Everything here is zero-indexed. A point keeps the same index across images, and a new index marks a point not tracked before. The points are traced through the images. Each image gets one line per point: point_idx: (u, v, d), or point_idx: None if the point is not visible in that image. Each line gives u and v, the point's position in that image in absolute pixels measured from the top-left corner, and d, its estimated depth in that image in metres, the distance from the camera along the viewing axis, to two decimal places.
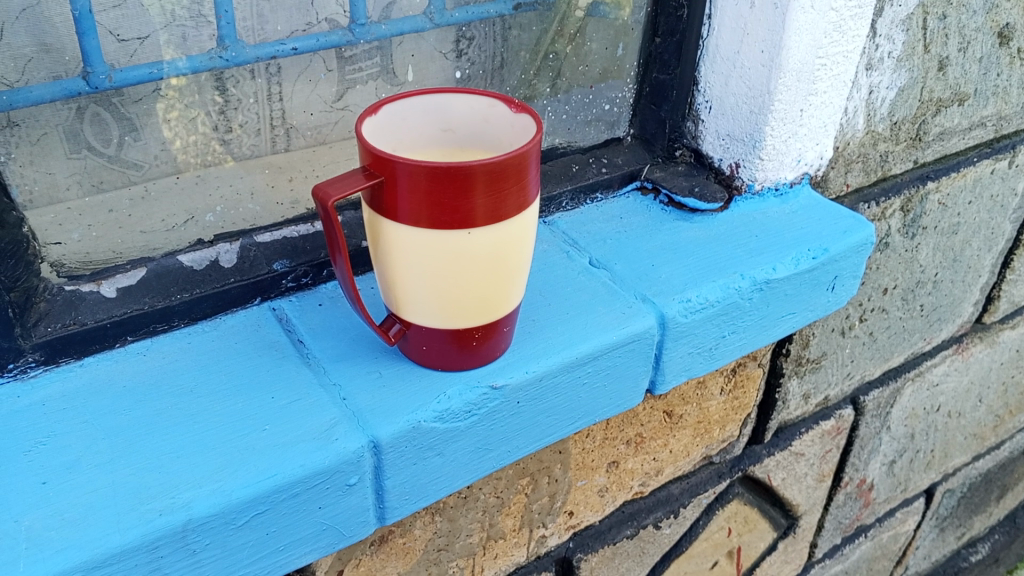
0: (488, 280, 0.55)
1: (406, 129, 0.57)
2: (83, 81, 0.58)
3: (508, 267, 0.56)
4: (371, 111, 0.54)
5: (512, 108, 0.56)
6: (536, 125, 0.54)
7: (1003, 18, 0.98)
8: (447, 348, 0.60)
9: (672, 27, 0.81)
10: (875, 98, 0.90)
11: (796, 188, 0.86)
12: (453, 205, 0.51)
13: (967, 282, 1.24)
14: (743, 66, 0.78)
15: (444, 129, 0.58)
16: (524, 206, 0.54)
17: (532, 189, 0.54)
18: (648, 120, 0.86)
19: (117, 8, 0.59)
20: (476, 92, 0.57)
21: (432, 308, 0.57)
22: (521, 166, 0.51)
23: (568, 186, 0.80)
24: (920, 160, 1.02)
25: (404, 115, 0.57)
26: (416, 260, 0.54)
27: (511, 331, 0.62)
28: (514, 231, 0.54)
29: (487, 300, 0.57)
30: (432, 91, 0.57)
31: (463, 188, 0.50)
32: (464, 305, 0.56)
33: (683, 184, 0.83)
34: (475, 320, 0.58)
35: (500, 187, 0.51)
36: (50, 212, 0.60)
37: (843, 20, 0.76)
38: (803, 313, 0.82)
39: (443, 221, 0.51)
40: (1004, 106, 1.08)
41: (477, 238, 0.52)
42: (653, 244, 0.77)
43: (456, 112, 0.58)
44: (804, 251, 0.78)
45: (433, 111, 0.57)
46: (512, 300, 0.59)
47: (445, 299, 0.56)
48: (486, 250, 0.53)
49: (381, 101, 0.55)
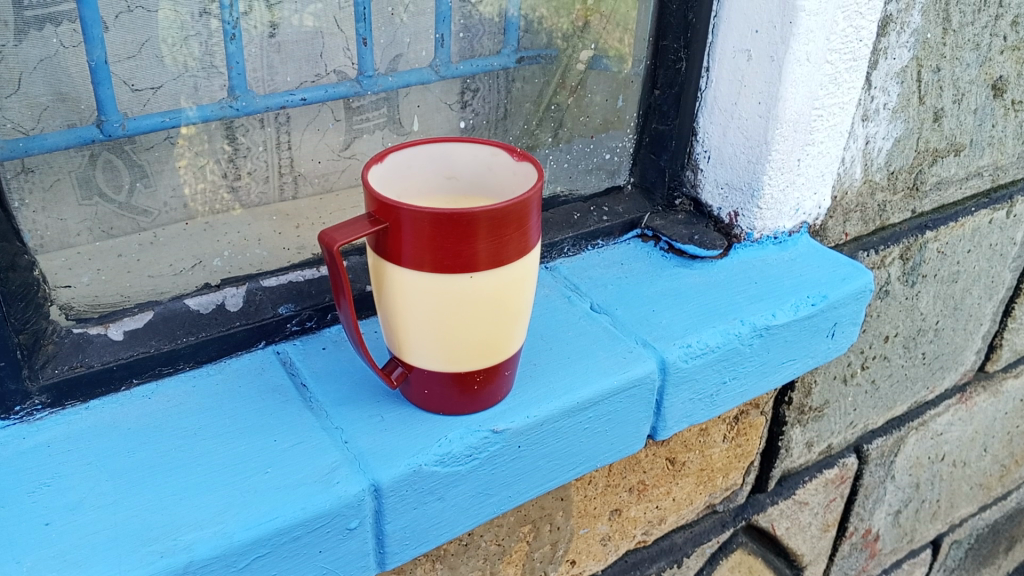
0: (489, 323, 0.56)
1: (411, 176, 0.58)
2: (98, 129, 0.61)
3: (510, 311, 0.57)
4: (377, 159, 0.56)
5: (514, 156, 0.57)
6: (538, 172, 0.55)
7: (996, 71, 1.00)
8: (449, 391, 0.60)
9: (671, 80, 0.82)
10: (871, 149, 0.92)
11: (795, 237, 0.87)
12: (455, 250, 0.52)
13: (968, 330, 1.25)
14: (741, 117, 0.79)
15: (448, 176, 0.59)
16: (525, 251, 0.55)
17: (534, 234, 0.55)
18: (649, 169, 0.88)
19: (131, 59, 0.60)
20: (479, 141, 0.59)
21: (435, 351, 0.57)
22: (522, 212, 0.52)
23: (570, 232, 0.81)
24: (918, 210, 1.04)
25: (410, 163, 0.58)
26: (422, 304, 0.55)
27: (513, 375, 0.63)
28: (515, 276, 0.55)
29: (489, 343, 0.57)
30: (437, 140, 0.58)
31: (466, 234, 0.51)
32: (466, 348, 0.57)
33: (683, 232, 0.84)
34: (476, 363, 0.58)
35: (502, 231, 0.52)
36: (61, 256, 0.62)
37: (838, 73, 0.78)
38: (804, 360, 0.83)
39: (446, 266, 0.52)
40: (1000, 156, 1.10)
41: (479, 282, 0.53)
42: (654, 290, 0.78)
43: (460, 160, 0.59)
44: (803, 298, 0.79)
45: (437, 160, 0.59)
46: (513, 344, 0.59)
47: (446, 342, 0.56)
48: (488, 294, 0.54)
49: (387, 148, 0.57)
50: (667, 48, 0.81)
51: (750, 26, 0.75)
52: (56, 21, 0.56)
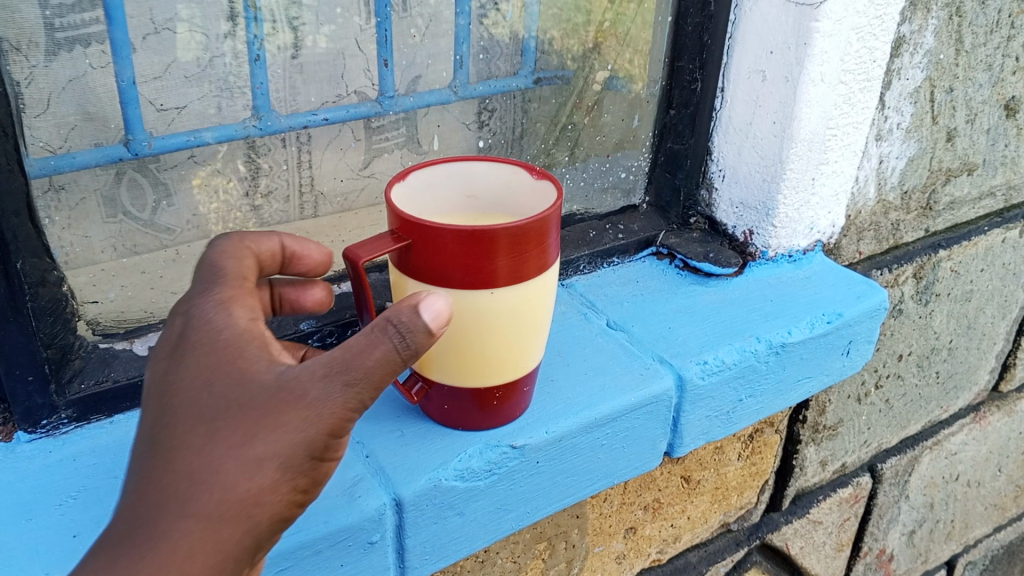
0: (509, 339, 0.57)
1: (432, 195, 0.59)
2: (124, 147, 0.62)
3: (529, 327, 0.57)
4: (400, 177, 0.57)
5: (533, 174, 0.58)
6: (557, 190, 0.56)
7: (1008, 91, 1.01)
8: (467, 406, 0.61)
9: (686, 100, 0.84)
10: (885, 168, 0.93)
11: (809, 255, 0.87)
12: (476, 266, 0.52)
13: (982, 350, 1.25)
14: (755, 137, 0.80)
15: (468, 194, 0.60)
16: (545, 268, 0.56)
17: (553, 251, 0.56)
18: (663, 188, 0.88)
19: (158, 80, 0.62)
20: (499, 160, 0.60)
21: (455, 366, 0.58)
22: (542, 230, 0.53)
23: (586, 250, 0.82)
24: (931, 229, 1.05)
25: (431, 182, 0.59)
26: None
27: (530, 392, 0.63)
28: (534, 292, 0.56)
29: (508, 359, 0.58)
30: (457, 159, 0.59)
31: (487, 250, 0.52)
32: (486, 364, 0.57)
33: (698, 249, 0.85)
34: (495, 379, 0.59)
35: (523, 248, 0.53)
36: (87, 272, 0.63)
37: (852, 93, 0.79)
38: (819, 378, 0.83)
39: (468, 282, 0.53)
40: (1013, 176, 1.11)
41: (499, 298, 0.54)
42: (670, 307, 0.79)
43: (480, 179, 0.60)
44: (818, 315, 0.79)
45: (458, 179, 0.60)
46: (532, 360, 0.60)
47: (465, 358, 0.57)
48: (509, 310, 0.55)
49: (409, 167, 0.58)
50: (682, 69, 0.82)
51: (765, 47, 0.76)
52: (85, 42, 0.58)
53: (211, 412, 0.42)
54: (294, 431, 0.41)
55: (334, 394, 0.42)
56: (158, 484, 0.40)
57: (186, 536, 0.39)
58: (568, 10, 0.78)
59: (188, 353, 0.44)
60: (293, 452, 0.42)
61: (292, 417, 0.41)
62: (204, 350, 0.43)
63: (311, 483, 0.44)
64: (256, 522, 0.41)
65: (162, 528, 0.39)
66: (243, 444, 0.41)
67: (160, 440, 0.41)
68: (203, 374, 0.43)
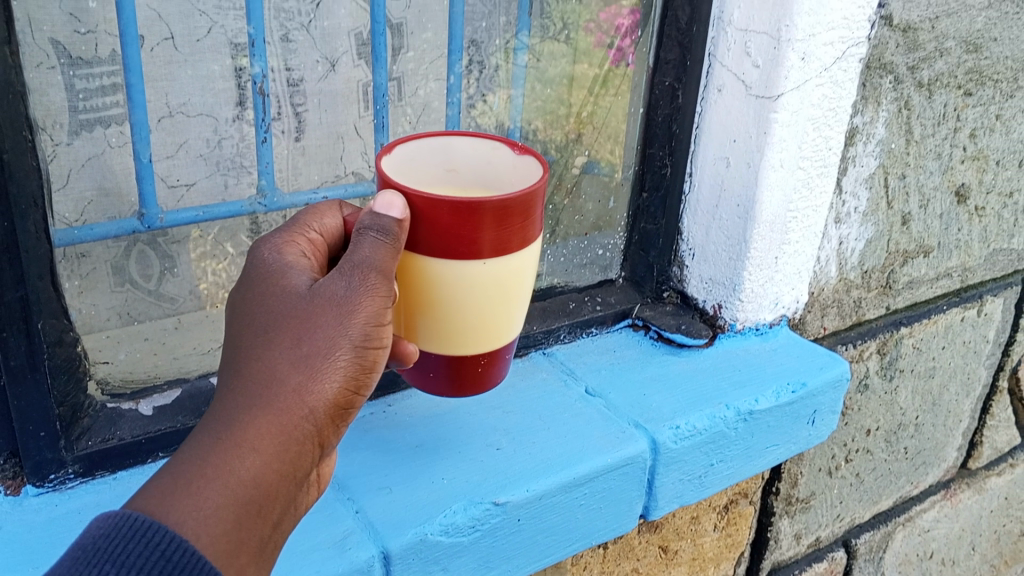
0: (495, 308, 0.54)
1: (413, 169, 0.57)
2: (139, 220, 0.69)
3: (513, 297, 0.55)
4: (385, 149, 0.54)
5: (515, 151, 0.56)
6: (541, 166, 0.54)
7: (959, 179, 1.08)
8: (448, 377, 0.57)
9: (657, 183, 0.90)
10: (845, 249, 0.99)
11: (775, 328, 0.93)
12: (464, 237, 0.50)
13: (948, 426, 1.29)
14: (722, 218, 0.86)
15: (448, 169, 0.58)
16: (532, 239, 0.54)
17: (537, 226, 0.54)
18: (638, 264, 0.94)
19: (169, 159, 0.70)
20: (480, 135, 0.57)
21: (439, 336, 0.55)
22: (530, 201, 0.51)
23: (566, 321, 0.86)
24: (892, 307, 1.11)
25: (414, 155, 0.57)
26: (433, 290, 0.53)
27: (511, 364, 0.60)
28: (523, 263, 0.54)
29: (493, 328, 0.55)
30: (438, 133, 0.57)
31: (477, 220, 0.49)
32: (470, 335, 0.55)
33: (671, 322, 0.90)
34: (479, 348, 0.56)
35: (510, 221, 0.50)
36: (92, 339, 0.67)
37: (810, 178, 0.85)
38: (786, 445, 0.87)
39: (456, 251, 0.51)
40: (967, 259, 1.17)
41: (490, 268, 0.52)
42: (645, 375, 0.83)
43: (462, 154, 0.58)
44: (784, 385, 0.84)
45: (440, 153, 0.57)
46: (514, 331, 0.57)
47: (450, 327, 0.54)
48: (494, 280, 0.52)
49: (393, 141, 0.55)
50: (654, 155, 0.89)
51: (728, 136, 0.83)
52: (106, 123, 0.66)
53: (265, 322, 0.48)
54: (337, 327, 0.47)
55: (364, 298, 0.48)
56: (232, 384, 0.47)
57: (258, 423, 0.46)
58: (551, 102, 0.87)
59: (244, 281, 0.50)
60: (338, 342, 0.48)
61: (333, 314, 0.48)
62: (256, 276, 0.50)
63: (358, 374, 0.49)
64: (314, 407, 0.47)
65: (237, 417, 0.45)
66: (294, 344, 0.47)
67: (230, 355, 0.48)
68: (254, 295, 0.49)
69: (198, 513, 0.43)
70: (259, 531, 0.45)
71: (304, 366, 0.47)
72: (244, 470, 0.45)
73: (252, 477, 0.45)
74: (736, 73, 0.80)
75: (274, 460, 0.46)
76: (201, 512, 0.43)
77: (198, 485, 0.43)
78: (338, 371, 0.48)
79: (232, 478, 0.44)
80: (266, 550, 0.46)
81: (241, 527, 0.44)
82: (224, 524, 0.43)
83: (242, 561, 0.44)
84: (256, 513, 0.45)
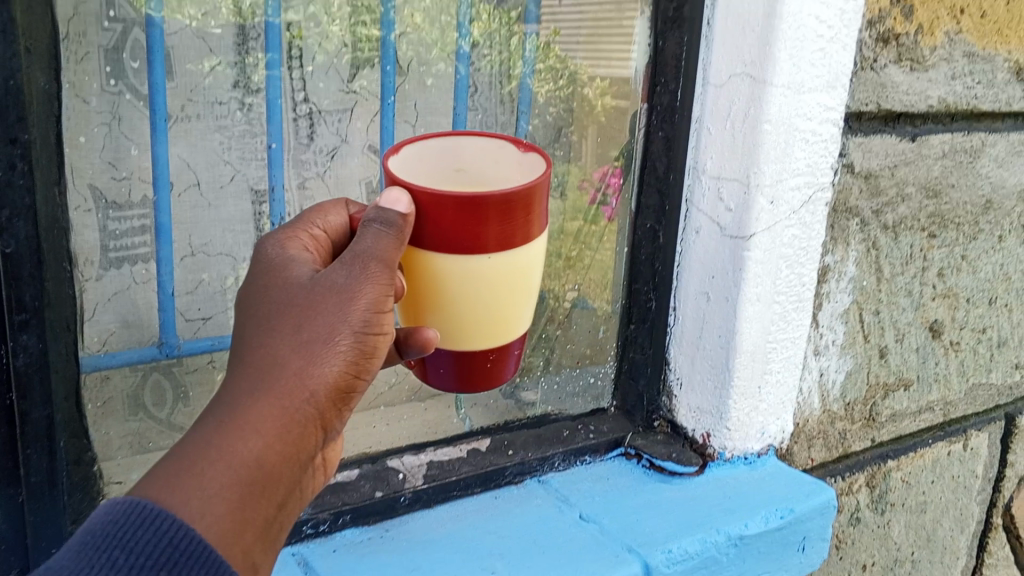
0: (500, 302, 0.59)
1: (424, 168, 0.63)
2: (158, 348, 0.75)
3: (520, 290, 0.60)
4: (394, 148, 0.60)
5: (519, 148, 0.62)
6: (543, 159, 0.59)
7: (931, 315, 1.14)
8: (458, 371, 0.63)
9: (643, 315, 0.96)
10: (826, 380, 1.04)
11: (763, 457, 0.96)
12: (472, 232, 0.55)
13: (945, 563, 1.29)
14: (705, 348, 0.91)
15: (457, 169, 0.65)
16: (534, 236, 0.59)
17: (540, 220, 0.59)
18: (628, 392, 0.98)
19: (189, 294, 0.77)
20: (485, 135, 0.64)
21: (452, 329, 0.60)
22: (532, 194, 0.56)
23: (560, 447, 0.90)
24: (878, 439, 1.14)
25: (424, 156, 0.63)
26: (442, 287, 0.58)
27: (518, 356, 0.66)
28: (525, 259, 0.59)
29: (503, 320, 0.61)
30: (447, 135, 0.63)
31: (482, 218, 0.55)
32: (482, 327, 0.60)
33: (662, 450, 0.93)
34: (490, 341, 0.61)
35: (512, 215, 0.56)
36: (105, 464, 0.69)
37: (786, 312, 0.91)
38: (778, 573, 0.88)
39: (465, 247, 0.56)
40: (948, 392, 1.21)
41: (495, 263, 0.57)
42: (638, 501, 0.85)
43: (468, 154, 0.64)
44: (772, 510, 0.86)
45: (448, 155, 0.64)
46: (521, 322, 0.63)
47: (458, 321, 0.60)
48: (501, 275, 0.58)
49: (404, 143, 0.61)
50: (639, 290, 0.95)
51: (707, 273, 0.89)
52: (133, 260, 0.72)
53: (267, 314, 0.51)
54: (335, 314, 0.51)
55: (361, 290, 0.52)
56: (236, 372, 0.50)
57: (261, 406, 0.48)
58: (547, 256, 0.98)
59: (248, 278, 0.54)
60: (337, 329, 0.51)
61: (333, 303, 0.51)
62: (259, 275, 0.54)
63: (357, 358, 0.52)
64: (314, 389, 0.50)
65: (241, 400, 0.48)
66: (294, 333, 0.50)
67: (235, 344, 0.51)
68: (259, 286, 0.53)
69: (202, 491, 0.45)
70: (262, 509, 0.48)
71: (303, 351, 0.50)
72: (248, 450, 0.47)
73: (256, 456, 0.47)
74: (711, 215, 0.87)
75: (277, 440, 0.48)
76: (205, 490, 0.45)
77: (201, 465, 0.45)
78: (336, 356, 0.51)
79: (235, 457, 0.46)
80: (269, 525, 0.49)
81: (246, 503, 0.47)
82: (229, 500, 0.46)
83: (247, 537, 0.46)
84: (260, 490, 0.47)
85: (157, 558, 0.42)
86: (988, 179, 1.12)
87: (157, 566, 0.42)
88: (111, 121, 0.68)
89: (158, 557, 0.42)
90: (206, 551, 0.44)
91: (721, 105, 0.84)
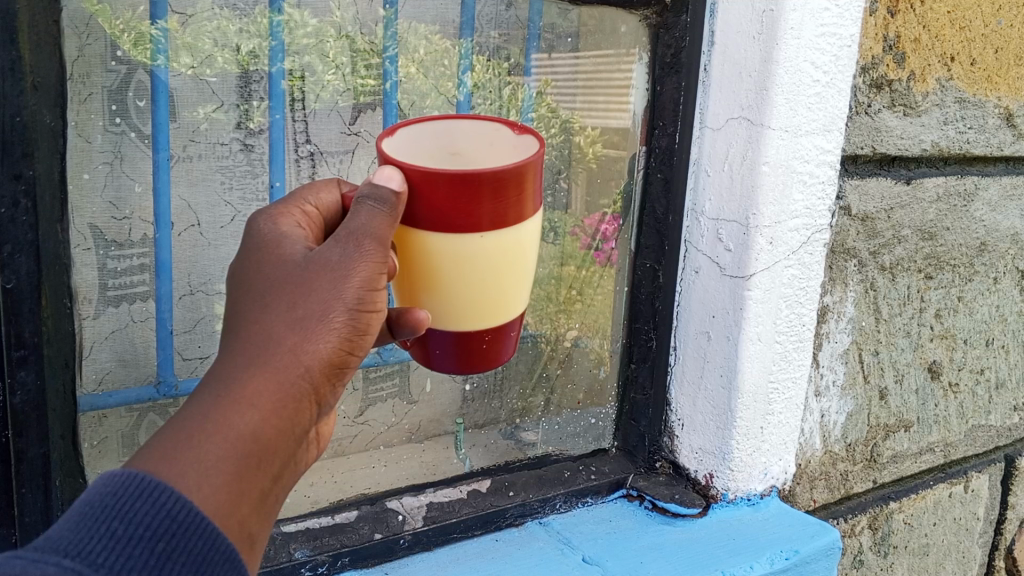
0: (496, 281, 0.56)
1: (417, 151, 0.60)
2: (156, 387, 0.75)
3: (515, 271, 0.57)
4: (388, 131, 0.56)
5: (514, 130, 0.58)
6: (538, 139, 0.56)
7: (929, 355, 1.14)
8: (457, 352, 0.60)
9: (644, 354, 0.96)
10: (828, 421, 1.03)
11: (766, 499, 0.95)
12: (465, 209, 0.52)
13: None
14: (707, 389, 0.90)
15: (451, 152, 0.61)
16: (528, 214, 0.56)
17: (534, 199, 0.56)
18: (630, 433, 0.99)
19: (186, 332, 0.76)
20: (479, 117, 0.60)
21: (445, 311, 0.57)
22: (527, 171, 0.53)
23: (561, 489, 0.89)
24: (879, 481, 1.13)
25: (415, 138, 0.59)
26: (436, 266, 0.55)
27: (515, 338, 0.63)
28: (520, 237, 0.56)
29: (498, 302, 0.58)
30: (441, 118, 0.60)
31: (474, 194, 0.52)
32: (476, 310, 0.57)
33: (665, 491, 0.92)
34: (484, 323, 0.58)
35: (506, 193, 0.53)
36: None
37: (787, 351, 0.91)
38: None
39: (457, 225, 0.53)
40: (948, 433, 1.20)
41: (488, 242, 0.54)
42: (641, 543, 0.84)
43: (463, 138, 0.61)
44: (777, 552, 0.85)
45: (442, 137, 0.60)
46: (517, 304, 0.60)
47: (453, 302, 0.57)
48: (495, 254, 0.55)
49: (396, 124, 0.57)
50: (640, 329, 0.96)
51: (708, 312, 0.89)
52: (131, 299, 0.72)
53: (260, 289, 0.48)
54: (331, 290, 0.48)
55: (359, 264, 0.49)
56: (227, 348, 0.46)
57: (255, 380, 0.44)
58: (542, 301, 0.95)
59: (237, 256, 0.51)
60: (332, 305, 0.47)
61: (328, 279, 0.48)
62: (247, 252, 0.50)
63: (351, 335, 0.49)
64: (310, 366, 0.46)
65: (235, 374, 0.44)
66: (289, 307, 0.47)
67: (227, 321, 0.48)
68: (249, 264, 0.49)
69: (199, 464, 0.41)
70: (260, 485, 0.44)
71: (299, 326, 0.46)
72: (242, 424, 0.43)
73: (251, 430, 0.43)
74: (711, 256, 0.88)
75: (273, 416, 0.44)
76: (202, 463, 0.41)
77: (199, 438, 0.42)
78: (332, 332, 0.47)
79: (232, 430, 0.42)
80: (264, 504, 0.44)
81: (243, 479, 0.42)
82: (225, 474, 0.42)
83: (244, 513, 0.42)
84: (257, 466, 0.43)
85: (157, 529, 0.38)
86: (982, 222, 1.13)
87: (156, 538, 0.38)
88: (113, 161, 0.69)
89: (158, 528, 0.38)
90: (203, 525, 0.40)
91: (719, 147, 0.85)
